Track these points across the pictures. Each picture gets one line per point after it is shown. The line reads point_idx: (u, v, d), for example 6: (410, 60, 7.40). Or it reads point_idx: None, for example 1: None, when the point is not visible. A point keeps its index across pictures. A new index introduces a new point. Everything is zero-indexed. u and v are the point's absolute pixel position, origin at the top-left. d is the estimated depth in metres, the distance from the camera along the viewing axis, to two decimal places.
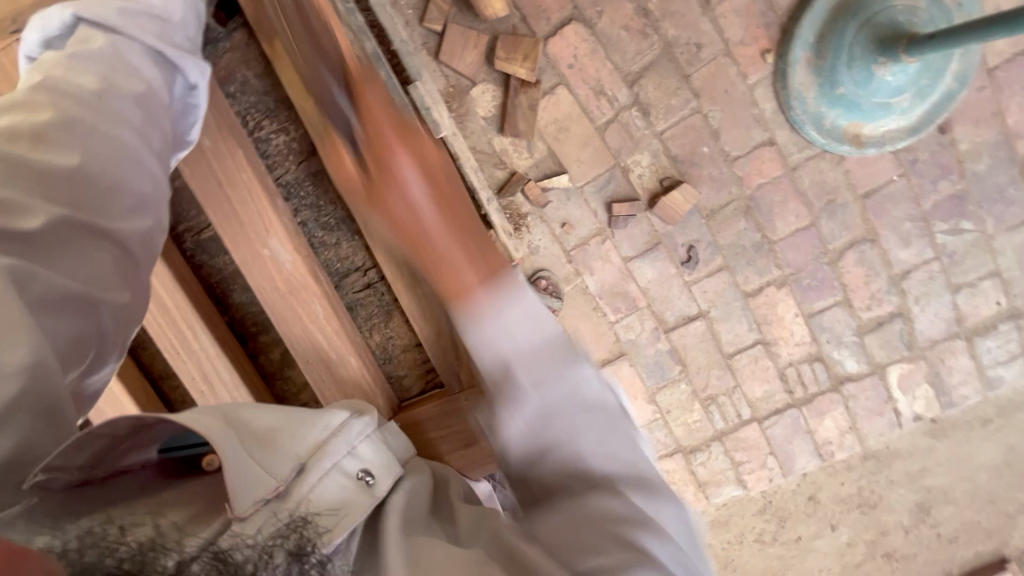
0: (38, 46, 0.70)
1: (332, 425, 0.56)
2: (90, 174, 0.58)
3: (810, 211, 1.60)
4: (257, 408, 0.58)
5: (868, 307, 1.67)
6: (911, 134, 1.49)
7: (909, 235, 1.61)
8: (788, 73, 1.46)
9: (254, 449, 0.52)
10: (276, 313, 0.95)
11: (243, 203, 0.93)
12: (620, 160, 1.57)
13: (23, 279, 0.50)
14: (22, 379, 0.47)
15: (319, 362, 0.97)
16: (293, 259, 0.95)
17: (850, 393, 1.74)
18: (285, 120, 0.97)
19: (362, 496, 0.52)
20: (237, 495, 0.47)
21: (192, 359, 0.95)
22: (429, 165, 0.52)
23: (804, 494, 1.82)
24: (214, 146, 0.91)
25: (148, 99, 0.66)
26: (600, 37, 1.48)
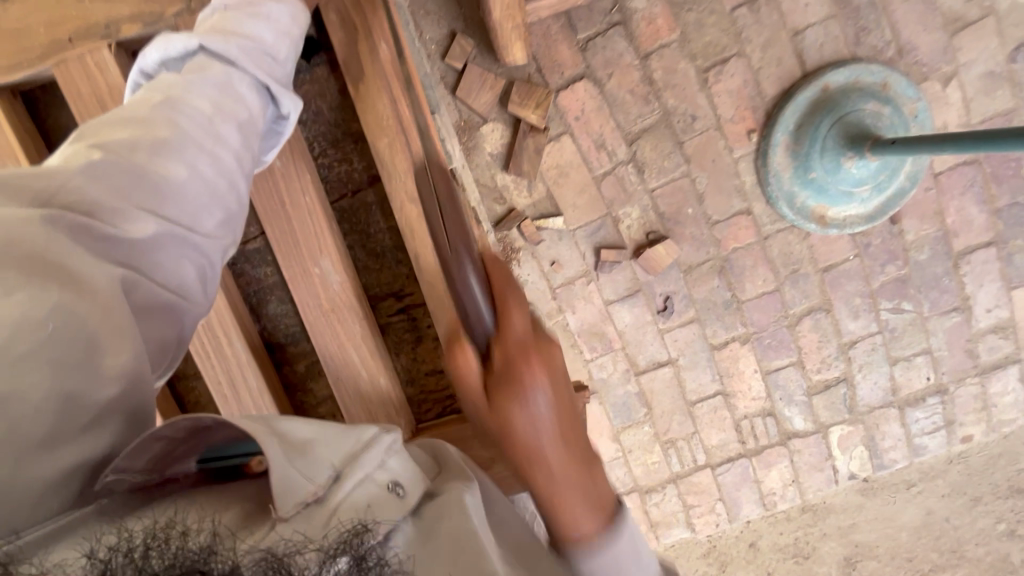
0: (155, 63, 0.77)
1: (364, 439, 0.63)
2: (190, 190, 0.65)
3: (775, 278, 1.75)
4: (291, 420, 0.62)
5: (819, 370, 1.83)
6: (867, 222, 1.68)
7: (858, 309, 1.79)
8: (768, 153, 1.62)
9: (297, 458, 0.56)
10: (317, 329, 1.07)
11: (301, 225, 1.05)
12: (612, 211, 1.68)
13: (129, 284, 0.58)
14: (122, 383, 0.54)
15: (348, 378, 1.09)
16: (341, 281, 1.07)
17: (795, 448, 1.88)
18: (348, 151, 1.16)
19: (393, 504, 0.57)
20: (281, 498, 0.52)
21: (224, 365, 1.07)
22: (558, 388, 0.54)
23: (746, 541, 1.94)
24: (284, 168, 1.02)
25: (246, 125, 0.75)
26: (607, 97, 1.60)
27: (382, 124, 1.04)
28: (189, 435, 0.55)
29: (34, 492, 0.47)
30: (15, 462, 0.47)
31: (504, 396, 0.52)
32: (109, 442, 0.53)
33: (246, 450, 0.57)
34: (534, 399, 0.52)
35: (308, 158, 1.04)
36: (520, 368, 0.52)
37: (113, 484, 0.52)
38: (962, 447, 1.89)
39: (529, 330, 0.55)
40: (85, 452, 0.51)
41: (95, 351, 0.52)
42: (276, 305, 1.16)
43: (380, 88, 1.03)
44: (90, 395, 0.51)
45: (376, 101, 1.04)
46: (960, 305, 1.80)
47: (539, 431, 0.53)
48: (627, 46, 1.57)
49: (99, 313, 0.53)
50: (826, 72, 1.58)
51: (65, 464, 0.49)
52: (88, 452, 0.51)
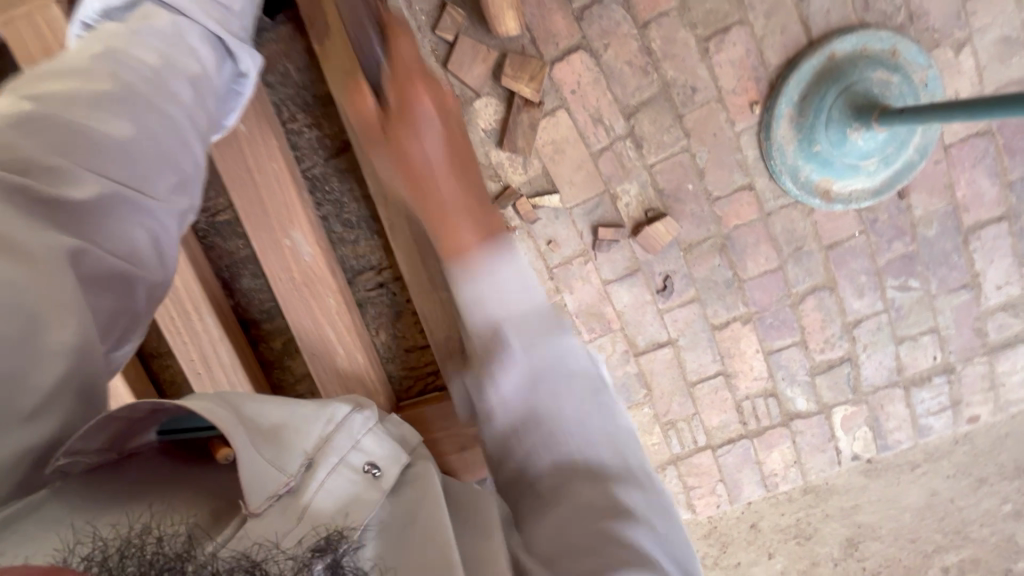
0: (98, 13, 0.78)
1: (336, 419, 0.64)
2: (138, 148, 0.65)
3: (778, 256, 1.70)
4: (258, 400, 0.62)
5: (822, 350, 1.79)
6: (874, 196, 1.63)
7: (863, 287, 1.74)
8: (771, 126, 1.57)
9: (264, 443, 0.57)
10: (290, 302, 1.13)
11: (273, 201, 1.09)
12: (610, 187, 1.64)
13: (68, 251, 0.56)
14: (65, 361, 0.53)
15: (323, 352, 1.15)
16: (311, 255, 1.11)
17: (798, 429, 1.85)
18: (320, 119, 1.17)
19: (370, 490, 0.59)
20: (252, 491, 0.53)
21: (196, 338, 1.11)
22: (444, 112, 0.69)
23: (747, 522, 1.92)
24: (254, 140, 1.07)
25: (200, 81, 0.75)
26: (604, 69, 1.55)
27: (347, 92, 1.06)
28: (148, 415, 0.54)
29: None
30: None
31: (399, 126, 0.66)
32: (58, 423, 0.53)
33: (210, 428, 0.58)
34: (518, 349, 0.63)
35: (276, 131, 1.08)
36: (406, 89, 0.68)
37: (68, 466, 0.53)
38: (969, 427, 1.86)
39: (416, 65, 0.72)
40: (39, 432, 0.52)
41: (37, 327, 0.52)
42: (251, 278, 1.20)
43: (345, 52, 1.00)
44: (32, 375, 0.51)
45: (339, 69, 1.04)
46: (969, 282, 1.75)
47: (517, 381, 0.64)
48: (624, 14, 1.52)
49: (38, 264, 0.53)
50: (833, 39, 1.51)
51: (11, 443, 0.50)
52: (35, 433, 0.52)
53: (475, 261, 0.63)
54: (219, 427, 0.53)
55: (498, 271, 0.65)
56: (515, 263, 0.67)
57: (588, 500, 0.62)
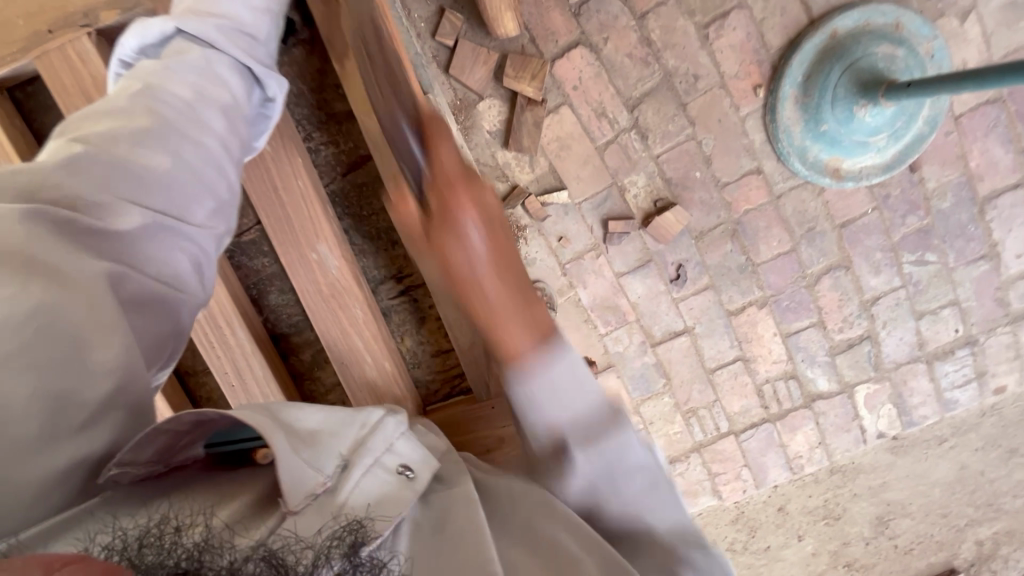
0: (134, 51, 0.78)
1: (370, 424, 0.62)
2: (176, 180, 0.65)
3: (791, 237, 1.70)
4: (303, 407, 0.61)
5: (840, 329, 1.78)
6: (884, 171, 1.61)
7: (879, 264, 1.73)
8: (777, 108, 1.56)
9: (305, 448, 0.55)
10: (317, 315, 1.02)
11: (297, 210, 0.99)
12: (617, 180, 1.64)
13: (118, 280, 0.56)
14: (115, 377, 0.53)
15: (354, 362, 1.03)
16: (339, 264, 1.01)
17: (820, 410, 1.84)
18: (334, 137, 1.12)
19: (403, 489, 0.57)
20: (291, 490, 0.51)
21: (228, 354, 0.99)
22: (492, 221, 0.55)
23: (774, 506, 1.92)
24: (275, 152, 0.97)
25: (231, 109, 0.75)
26: (605, 62, 1.55)
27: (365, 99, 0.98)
28: (190, 429, 0.51)
29: (28, 488, 0.47)
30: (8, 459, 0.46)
31: (510, 377, 0.56)
32: (109, 439, 0.52)
33: (252, 436, 0.55)
34: (541, 371, 0.57)
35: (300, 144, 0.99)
36: (449, 206, 0.53)
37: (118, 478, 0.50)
38: (996, 399, 1.84)
39: (468, 191, 0.55)
40: (84, 449, 0.50)
41: (83, 345, 0.51)
42: (278, 294, 1.09)
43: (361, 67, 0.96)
44: (82, 393, 0.50)
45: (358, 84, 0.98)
46: (988, 252, 1.73)
47: (546, 396, 0.58)
48: (622, 7, 1.52)
49: (86, 305, 0.52)
50: (834, 16, 1.50)
51: (63, 459, 0.49)
52: (87, 447, 0.50)
53: (491, 307, 0.54)
54: (260, 431, 0.52)
55: (525, 329, 0.56)
56: (544, 316, 0.57)
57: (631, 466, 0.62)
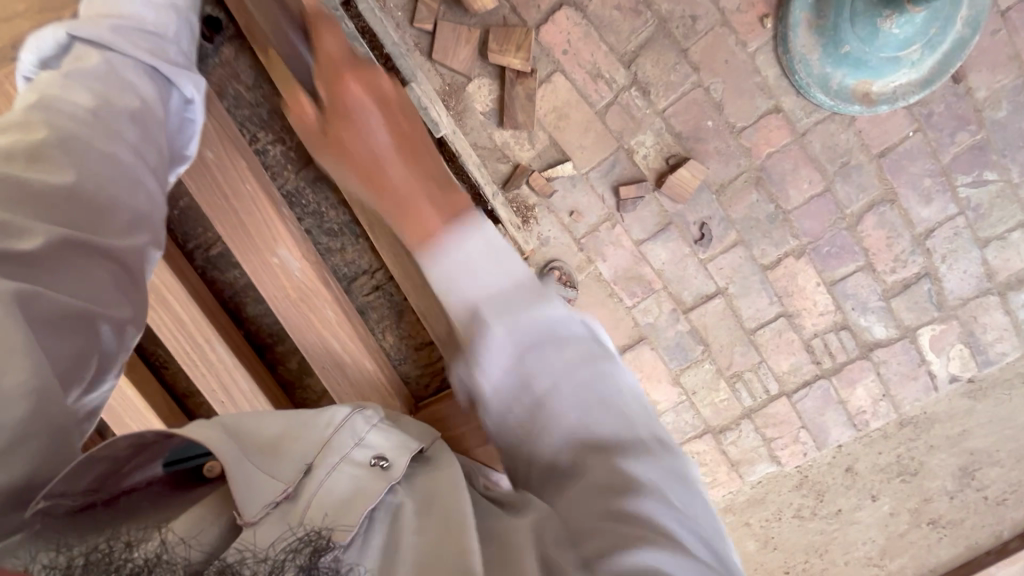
0: (34, 67, 0.71)
1: (336, 422, 0.57)
2: (86, 195, 0.59)
3: (823, 176, 1.55)
4: (260, 415, 0.58)
5: (893, 270, 1.62)
6: (924, 87, 1.43)
7: (929, 192, 1.56)
8: (788, 37, 1.43)
9: (262, 456, 0.52)
10: (290, 325, 0.85)
11: (248, 212, 0.83)
12: (624, 143, 1.55)
13: (26, 300, 0.50)
14: (34, 400, 0.47)
15: (337, 370, 0.86)
16: (305, 266, 0.85)
17: (880, 359, 1.70)
18: (280, 130, 0.91)
19: (374, 481, 0.52)
20: (246, 502, 0.48)
21: (210, 369, 0.84)
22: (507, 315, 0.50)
23: (841, 466, 1.78)
24: (216, 157, 0.81)
25: (142, 115, 0.69)
26: (593, 20, 1.47)
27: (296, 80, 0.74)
28: (138, 450, 0.49)
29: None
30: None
31: None
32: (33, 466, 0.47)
33: (201, 452, 0.52)
34: None
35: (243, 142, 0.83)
36: (445, 303, 0.50)
37: (51, 510, 0.46)
38: None
39: (432, 261, 0.52)
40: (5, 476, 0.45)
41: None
42: (255, 305, 0.93)
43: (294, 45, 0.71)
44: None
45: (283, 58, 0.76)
46: None
47: None
48: None
49: None
50: None
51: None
52: (3, 476, 0.45)
53: None
54: (204, 445, 0.49)
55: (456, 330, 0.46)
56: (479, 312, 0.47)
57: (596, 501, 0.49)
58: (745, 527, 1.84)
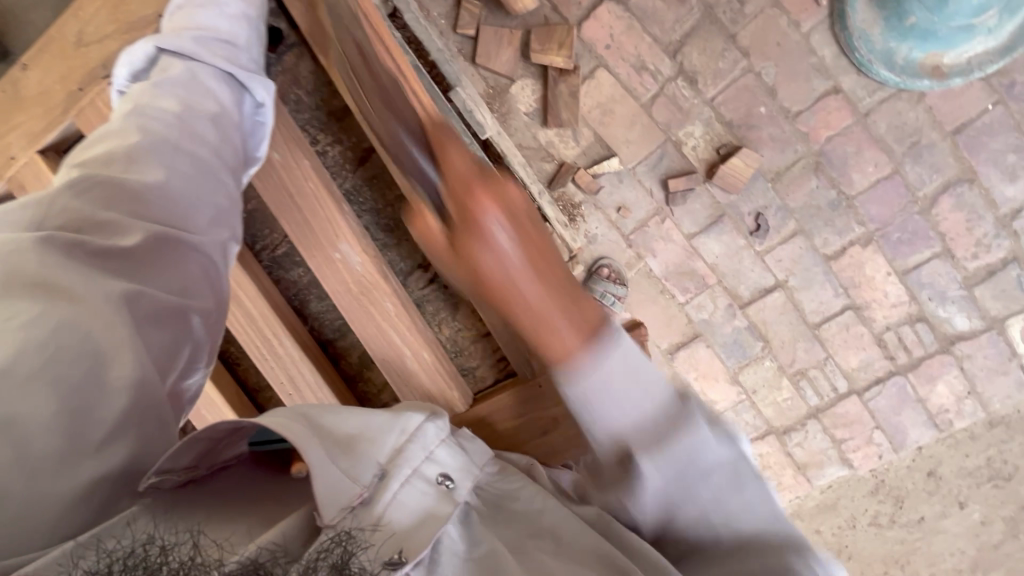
0: (127, 80, 0.81)
1: (409, 432, 0.60)
2: (172, 195, 0.66)
3: (890, 158, 1.45)
4: (339, 413, 0.60)
5: (975, 256, 1.49)
6: (1003, 55, 1.32)
7: (1014, 168, 1.43)
8: (845, 13, 1.36)
9: (341, 456, 0.54)
10: (352, 319, 0.87)
11: (312, 211, 0.85)
12: (671, 135, 1.51)
13: (131, 298, 0.57)
14: (131, 393, 0.52)
15: (396, 364, 0.87)
16: (366, 261, 0.86)
17: (963, 353, 1.58)
18: (337, 129, 0.93)
19: (444, 502, 0.55)
20: (326, 503, 0.49)
21: (280, 365, 0.88)
22: (517, 215, 0.45)
23: (922, 470, 1.67)
24: (284, 159, 0.84)
25: (220, 118, 0.77)
26: (635, 12, 1.45)
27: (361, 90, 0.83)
28: (231, 433, 0.51)
29: (52, 509, 0.44)
30: (28, 479, 0.45)
31: (503, 298, 0.46)
32: (128, 457, 0.50)
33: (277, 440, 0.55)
34: (515, 265, 0.45)
35: (305, 142, 0.85)
36: (472, 203, 0.45)
37: (159, 485, 0.48)
38: None
39: (503, 195, 0.48)
40: (109, 464, 0.48)
41: (102, 361, 0.51)
42: (318, 302, 0.97)
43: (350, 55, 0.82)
44: (99, 410, 0.50)
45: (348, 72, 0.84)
46: None
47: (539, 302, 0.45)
48: None
49: (97, 319, 0.53)
50: None
51: (79, 480, 0.46)
52: (104, 465, 0.48)
53: (436, 195, 0.51)
54: (291, 439, 0.49)
55: (486, 210, 0.46)
56: (507, 188, 0.47)
57: (662, 433, 0.48)
58: (815, 535, 1.74)
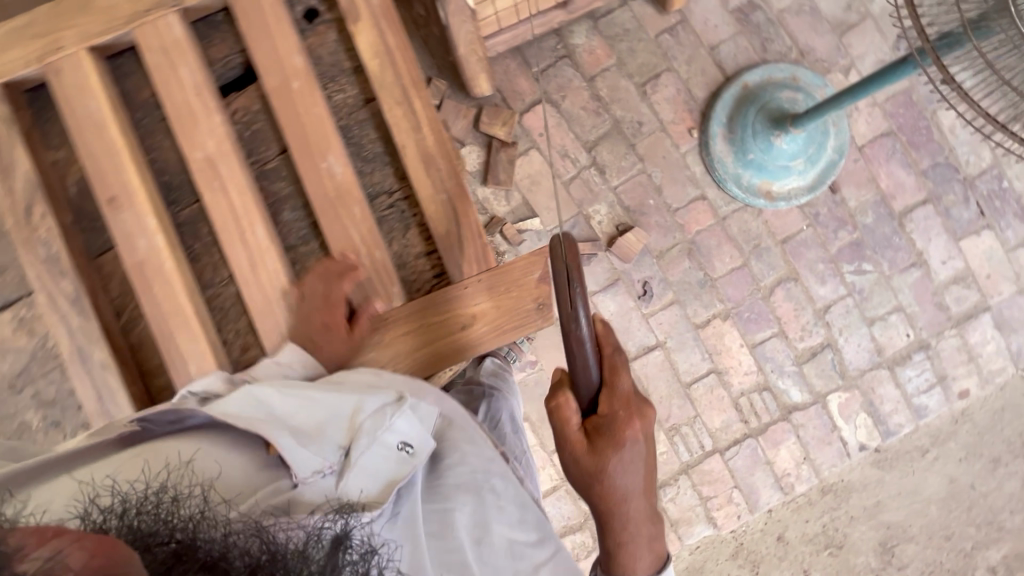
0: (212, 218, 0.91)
1: (366, 410, 0.90)
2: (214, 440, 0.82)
3: (741, 254, 1.90)
4: (312, 400, 0.91)
5: (802, 338, 1.91)
6: (810, 192, 1.85)
7: (823, 275, 1.90)
8: (709, 144, 1.86)
9: (307, 440, 0.84)
10: (323, 219, 1.07)
11: (309, 122, 1.08)
12: (583, 209, 1.88)
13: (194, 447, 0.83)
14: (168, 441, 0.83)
15: (350, 261, 1.07)
16: (344, 172, 1.08)
17: (799, 422, 1.92)
18: (344, 81, 1.16)
19: (402, 466, 0.86)
20: (300, 468, 0.79)
21: (243, 253, 1.06)
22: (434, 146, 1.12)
23: (773, 534, 1.94)
24: (298, 88, 1.08)
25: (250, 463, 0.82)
26: (564, 114, 1.88)
27: (377, 50, 1.11)
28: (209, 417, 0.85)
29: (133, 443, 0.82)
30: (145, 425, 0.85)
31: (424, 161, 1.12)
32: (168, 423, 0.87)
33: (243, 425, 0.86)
34: (632, 449, 0.90)
35: (312, 74, 1.09)
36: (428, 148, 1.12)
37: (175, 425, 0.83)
38: (963, 404, 1.93)
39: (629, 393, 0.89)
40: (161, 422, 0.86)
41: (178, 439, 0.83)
42: (291, 213, 1.13)
43: (373, 23, 1.12)
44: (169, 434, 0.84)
45: (367, 34, 1.12)
46: (917, 260, 1.90)
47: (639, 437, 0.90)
48: (574, 72, 1.88)
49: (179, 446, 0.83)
50: (744, 73, 1.85)
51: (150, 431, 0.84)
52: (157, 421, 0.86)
53: (588, 372, 0.87)
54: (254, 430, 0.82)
55: (624, 393, 0.89)
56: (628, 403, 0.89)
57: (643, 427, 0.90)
58: None
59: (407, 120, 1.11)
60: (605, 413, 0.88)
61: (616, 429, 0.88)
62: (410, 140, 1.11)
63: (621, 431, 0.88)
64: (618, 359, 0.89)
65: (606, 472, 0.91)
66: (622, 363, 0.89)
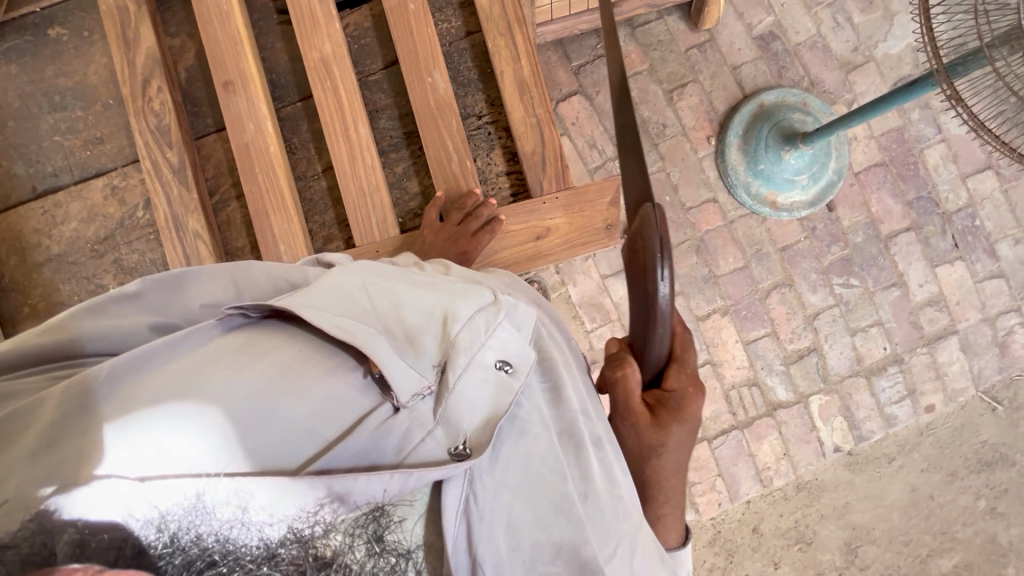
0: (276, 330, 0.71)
1: (459, 319, 0.84)
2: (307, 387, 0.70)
3: (743, 256, 2.05)
4: (404, 305, 0.84)
5: (791, 340, 2.05)
6: (810, 207, 2.03)
7: (815, 284, 2.07)
8: (725, 152, 2.03)
9: (407, 352, 0.79)
10: (421, 123, 1.37)
11: (420, 45, 1.37)
12: None
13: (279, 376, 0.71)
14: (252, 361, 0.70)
15: (443, 158, 1.38)
16: (444, 89, 1.37)
17: (782, 419, 2.05)
18: (449, 15, 1.47)
19: (504, 386, 0.80)
20: (401, 388, 0.73)
21: (349, 142, 1.36)
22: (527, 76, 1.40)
23: (748, 525, 2.03)
24: (415, 10, 1.38)
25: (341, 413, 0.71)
26: (596, 108, 2.03)
27: None
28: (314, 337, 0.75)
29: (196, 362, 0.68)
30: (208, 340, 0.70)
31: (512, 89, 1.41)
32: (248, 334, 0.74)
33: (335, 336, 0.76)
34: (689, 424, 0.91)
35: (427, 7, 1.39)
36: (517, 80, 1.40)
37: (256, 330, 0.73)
38: (930, 417, 2.09)
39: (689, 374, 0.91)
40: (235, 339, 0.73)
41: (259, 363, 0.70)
42: (386, 122, 1.47)
43: None
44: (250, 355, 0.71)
45: None
46: (898, 280, 2.09)
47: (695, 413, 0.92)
48: None
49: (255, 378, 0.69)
50: (761, 92, 2.03)
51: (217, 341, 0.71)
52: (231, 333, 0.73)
53: (659, 348, 0.81)
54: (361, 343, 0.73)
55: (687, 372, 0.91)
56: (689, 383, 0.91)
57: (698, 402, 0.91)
58: None
59: (507, 50, 1.40)
60: (672, 388, 0.90)
61: (682, 404, 0.90)
62: (506, 68, 1.40)
63: (686, 406, 0.90)
64: (684, 336, 0.93)
65: (661, 447, 0.92)
66: (688, 341, 0.93)
